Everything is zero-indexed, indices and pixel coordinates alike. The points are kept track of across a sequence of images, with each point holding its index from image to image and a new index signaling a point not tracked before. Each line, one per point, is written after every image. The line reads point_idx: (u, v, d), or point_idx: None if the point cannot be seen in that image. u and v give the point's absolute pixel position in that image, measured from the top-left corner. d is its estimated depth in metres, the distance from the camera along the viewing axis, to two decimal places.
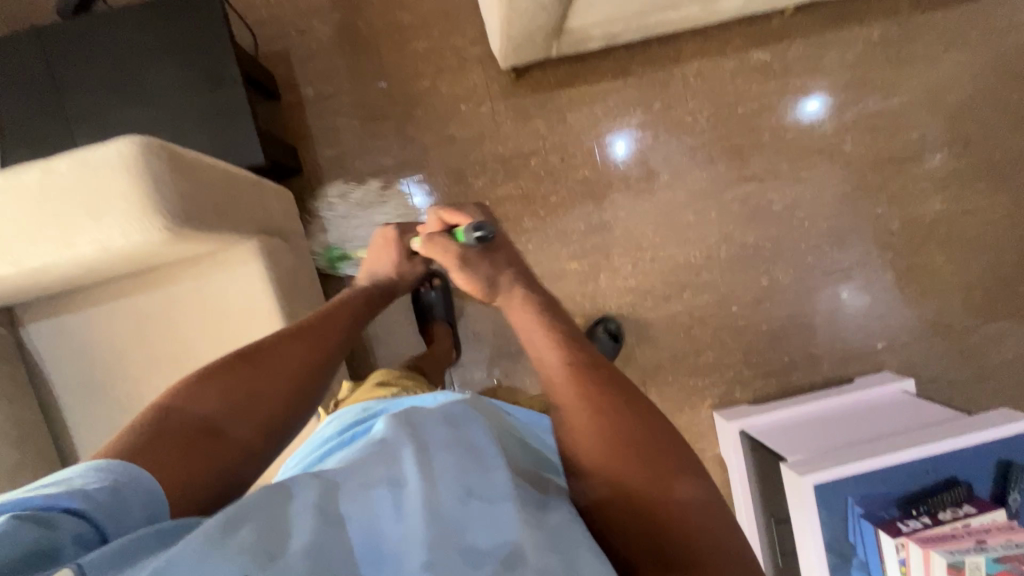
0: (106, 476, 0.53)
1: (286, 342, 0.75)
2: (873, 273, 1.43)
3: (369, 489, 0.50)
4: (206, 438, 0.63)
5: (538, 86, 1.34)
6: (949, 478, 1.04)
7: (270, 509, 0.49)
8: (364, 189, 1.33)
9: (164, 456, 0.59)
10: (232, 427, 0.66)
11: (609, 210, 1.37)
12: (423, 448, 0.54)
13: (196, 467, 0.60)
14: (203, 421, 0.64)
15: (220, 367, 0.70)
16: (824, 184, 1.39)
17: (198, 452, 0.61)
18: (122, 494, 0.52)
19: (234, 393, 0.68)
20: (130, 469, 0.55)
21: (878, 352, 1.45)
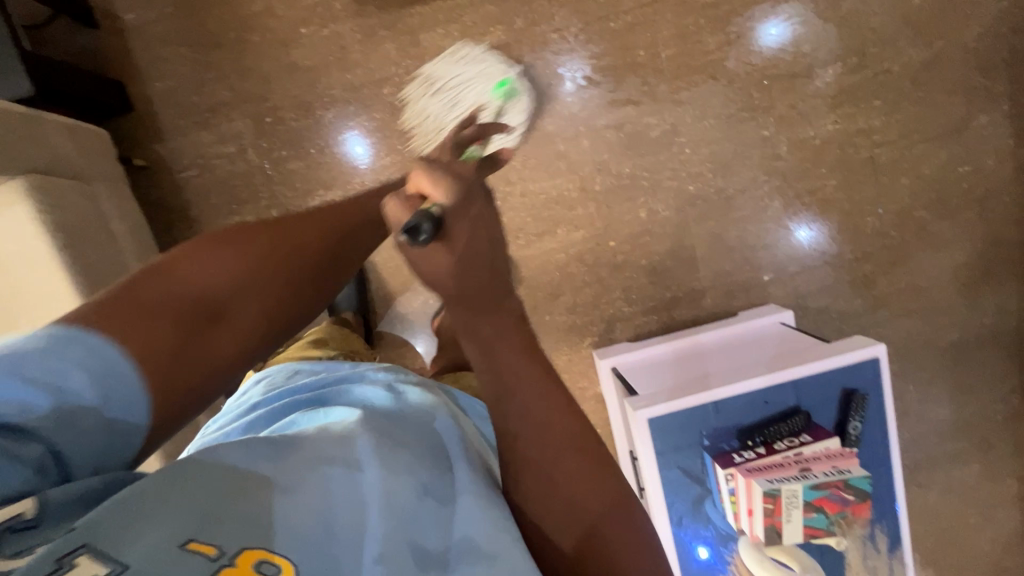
0: (79, 367, 0.47)
1: (296, 230, 0.65)
2: (760, 201, 1.36)
3: (322, 465, 0.47)
4: (197, 329, 0.57)
5: (385, 4, 1.22)
6: (790, 408, 1.02)
7: (221, 474, 0.44)
8: (204, 126, 1.24)
9: (155, 340, 0.53)
10: (229, 316, 0.60)
11: (472, 141, 1.27)
12: (385, 433, 0.53)
13: (179, 356, 0.55)
14: (197, 299, 0.58)
15: (230, 245, 0.62)
16: (705, 106, 1.30)
17: (188, 340, 0.55)
18: (98, 408, 0.47)
19: (245, 280, 0.61)
20: (112, 356, 0.49)
21: (765, 284, 1.40)
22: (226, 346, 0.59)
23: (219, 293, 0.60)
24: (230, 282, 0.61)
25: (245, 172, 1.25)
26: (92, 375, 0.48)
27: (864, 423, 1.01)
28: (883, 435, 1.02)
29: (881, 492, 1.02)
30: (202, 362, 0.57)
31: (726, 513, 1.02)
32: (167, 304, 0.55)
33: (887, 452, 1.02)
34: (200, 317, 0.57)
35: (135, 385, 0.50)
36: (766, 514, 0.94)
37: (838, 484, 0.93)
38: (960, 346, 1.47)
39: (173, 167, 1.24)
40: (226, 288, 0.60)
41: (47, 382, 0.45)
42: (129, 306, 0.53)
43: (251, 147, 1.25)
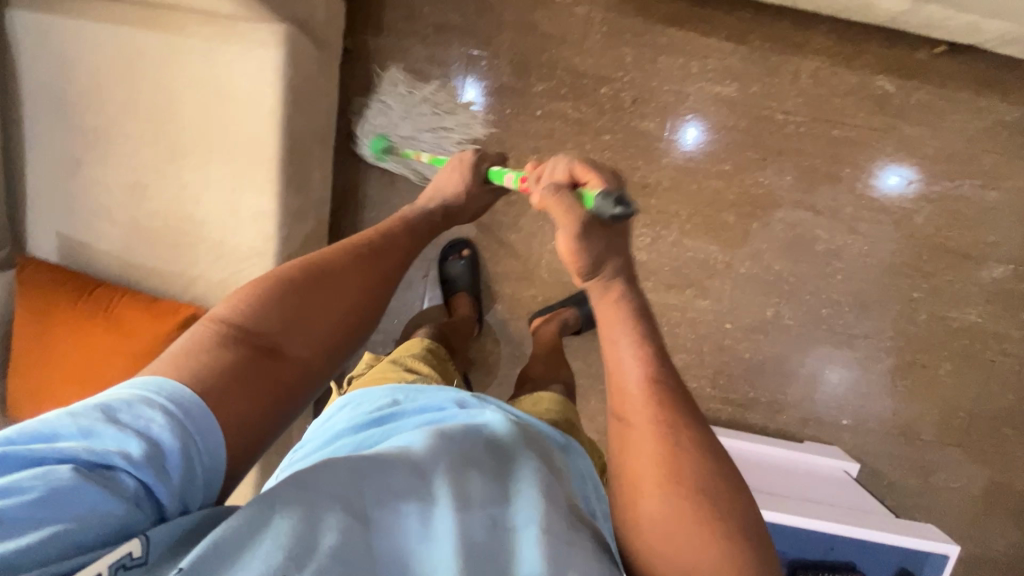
0: (163, 402, 0.48)
1: (343, 262, 0.66)
2: (875, 352, 1.36)
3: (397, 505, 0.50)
4: (256, 366, 0.56)
5: (644, 11, 1.20)
6: (845, 562, 1.03)
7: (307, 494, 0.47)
8: (421, 40, 1.21)
9: (223, 385, 0.53)
10: (290, 348, 0.59)
11: (653, 173, 1.26)
12: (450, 463, 0.54)
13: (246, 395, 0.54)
14: (249, 339, 0.57)
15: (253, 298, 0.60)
16: (875, 244, 1.30)
17: (254, 379, 0.55)
18: (187, 446, 0.47)
19: (290, 318, 0.60)
20: (196, 411, 0.50)
21: (840, 427, 1.40)
22: (292, 375, 0.59)
23: (276, 328, 0.59)
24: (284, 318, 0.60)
25: (436, 98, 1.23)
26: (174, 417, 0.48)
27: None
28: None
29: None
30: (270, 386, 0.57)
31: None
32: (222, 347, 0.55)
33: None
34: (260, 357, 0.57)
35: (212, 435, 0.50)
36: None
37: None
38: (979, 566, 1.48)
39: (373, 62, 1.22)
40: (271, 322, 0.59)
41: (126, 427, 0.45)
42: (202, 355, 0.54)
43: (454, 80, 1.22)
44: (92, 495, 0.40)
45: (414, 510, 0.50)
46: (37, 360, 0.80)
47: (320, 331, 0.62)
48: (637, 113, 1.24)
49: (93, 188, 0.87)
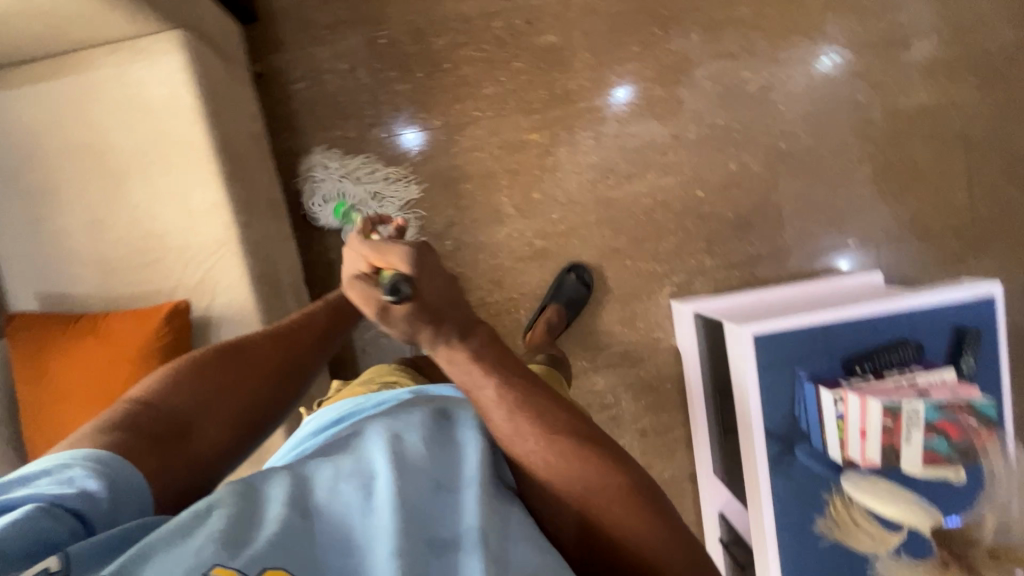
0: (94, 471, 0.53)
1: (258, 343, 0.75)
2: (848, 165, 1.36)
3: (335, 485, 0.51)
4: (171, 443, 0.63)
5: None
6: (898, 339, 0.99)
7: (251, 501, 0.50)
8: (322, 42, 1.29)
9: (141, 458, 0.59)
10: (200, 431, 0.66)
11: (572, 80, 1.32)
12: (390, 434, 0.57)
13: (165, 470, 0.60)
14: (166, 417, 0.64)
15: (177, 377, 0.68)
16: (801, 65, 1.33)
17: (161, 449, 0.61)
18: (113, 486, 0.54)
19: (200, 394, 0.68)
20: (114, 469, 0.55)
21: (850, 250, 1.38)
22: (202, 451, 0.65)
23: (193, 408, 0.66)
24: (200, 396, 0.67)
25: (352, 89, 1.30)
26: (104, 471, 0.54)
27: (976, 361, 0.97)
28: (990, 368, 0.99)
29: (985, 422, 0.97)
30: (190, 462, 0.64)
31: (829, 446, 0.96)
32: (143, 423, 0.62)
33: (999, 390, 0.98)
34: (173, 436, 0.63)
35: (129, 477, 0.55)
36: (882, 432, 0.88)
37: (961, 407, 0.87)
38: None
39: (286, 79, 1.29)
40: (188, 403, 0.66)
41: (56, 480, 0.52)
42: (128, 438, 0.60)
43: (362, 66, 1.30)
44: (32, 530, 0.45)
45: (356, 490, 0.51)
46: (50, 397, 0.83)
47: (236, 402, 0.70)
48: (535, 34, 1.30)
49: (57, 238, 0.91)
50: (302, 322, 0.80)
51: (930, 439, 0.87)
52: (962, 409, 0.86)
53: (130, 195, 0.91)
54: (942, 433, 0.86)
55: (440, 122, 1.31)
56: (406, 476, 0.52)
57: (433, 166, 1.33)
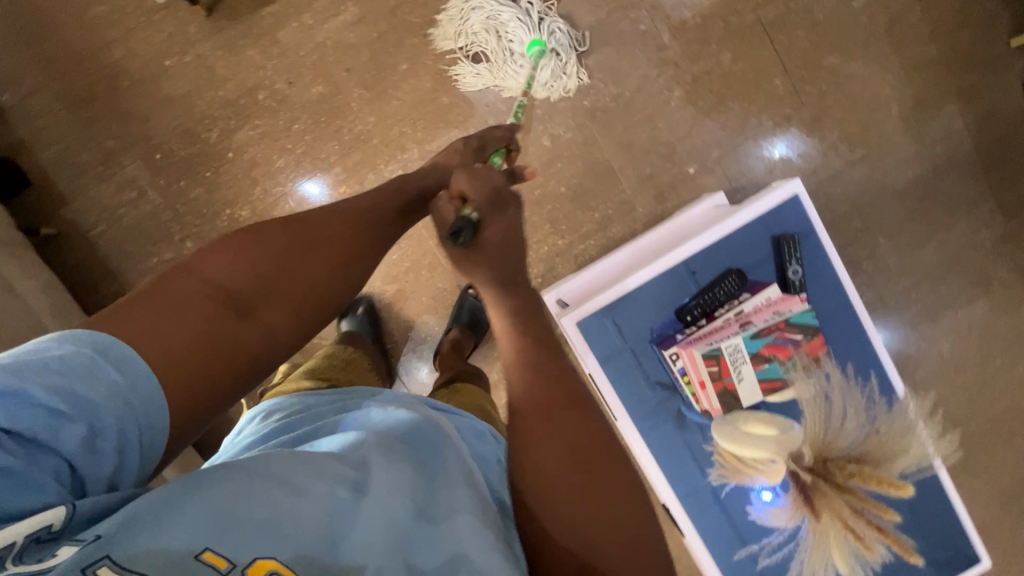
0: (116, 395, 0.48)
1: (316, 224, 0.73)
2: (658, 97, 1.32)
3: (331, 486, 0.49)
4: (227, 316, 0.61)
5: (237, 13, 1.24)
6: (722, 272, 0.95)
7: (243, 477, 0.46)
8: (102, 179, 1.26)
9: (185, 336, 0.56)
10: (259, 306, 0.65)
11: (356, 119, 1.27)
12: (391, 454, 0.56)
13: (211, 344, 0.59)
14: (224, 293, 0.63)
15: (241, 252, 0.67)
16: (572, 19, 1.29)
17: (218, 321, 0.60)
18: (127, 411, 0.48)
19: (261, 274, 0.66)
20: (131, 364, 0.50)
21: (693, 176, 1.34)
22: (260, 330, 0.64)
23: (253, 287, 0.65)
24: (260, 275, 0.66)
25: (150, 212, 1.27)
26: (124, 393, 0.48)
27: (803, 265, 0.95)
28: (821, 264, 0.97)
29: (832, 326, 0.95)
30: (244, 342, 0.62)
31: (686, 400, 0.94)
32: (203, 308, 0.60)
33: (836, 284, 0.96)
34: (233, 311, 0.62)
35: (151, 374, 0.51)
36: (715, 379, 0.89)
37: (779, 325, 0.90)
38: (924, 186, 1.37)
39: (82, 228, 1.26)
40: (250, 280, 0.65)
41: (68, 386, 0.45)
42: (159, 305, 0.57)
43: (149, 187, 1.26)
44: (9, 480, 0.39)
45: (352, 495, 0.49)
46: None
47: (292, 292, 0.68)
48: (303, 91, 1.26)
49: None
50: (365, 216, 0.78)
51: (762, 368, 0.89)
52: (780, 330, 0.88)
53: None
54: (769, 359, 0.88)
55: (247, 210, 1.28)
56: (399, 494, 0.51)
57: None
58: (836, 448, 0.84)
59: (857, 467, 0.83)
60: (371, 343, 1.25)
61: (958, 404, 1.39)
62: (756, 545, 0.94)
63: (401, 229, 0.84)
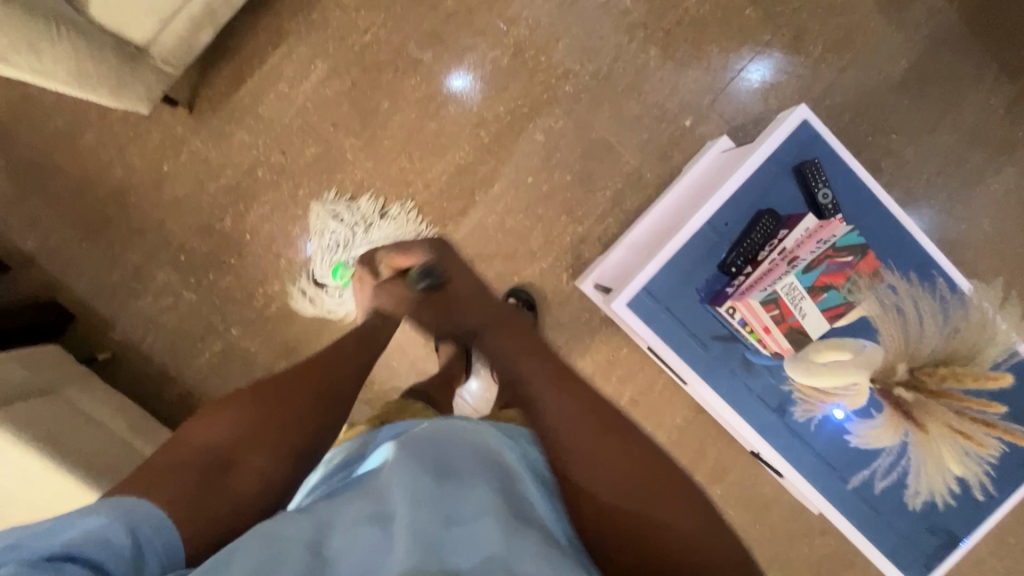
0: (123, 521, 0.50)
1: (257, 385, 0.73)
2: (636, 62, 1.31)
3: (357, 528, 0.53)
4: (212, 480, 0.60)
5: (216, 101, 1.26)
6: (753, 215, 0.95)
7: (272, 544, 0.51)
8: (137, 293, 1.30)
9: (184, 497, 0.57)
10: (242, 464, 0.64)
11: (355, 169, 1.30)
12: (403, 472, 0.59)
13: (205, 503, 0.58)
14: (210, 459, 0.63)
15: (224, 415, 0.67)
16: (533, 11, 1.29)
17: (207, 488, 0.59)
18: (141, 541, 0.50)
19: (244, 430, 0.67)
20: (142, 519, 0.52)
21: (691, 129, 1.33)
22: (250, 485, 0.62)
23: (235, 446, 0.65)
24: (239, 434, 0.66)
25: (189, 312, 1.31)
26: (135, 535, 0.50)
27: (831, 186, 0.95)
28: (848, 181, 0.96)
29: (878, 237, 0.95)
30: (233, 498, 0.60)
31: (751, 347, 0.95)
32: (189, 473, 0.60)
33: (868, 195, 0.96)
34: (213, 471, 0.61)
35: (161, 519, 0.53)
36: (778, 322, 0.89)
37: (828, 252, 0.89)
38: (923, 72, 1.35)
39: (133, 344, 1.31)
40: (234, 441, 0.65)
41: (90, 537, 0.46)
42: (158, 481, 0.58)
43: (183, 289, 1.30)
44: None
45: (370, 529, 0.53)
46: None
47: (273, 444, 0.67)
48: (299, 156, 1.29)
49: None
50: (312, 361, 0.80)
51: (822, 298, 0.89)
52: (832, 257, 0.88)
53: None
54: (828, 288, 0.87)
55: (278, 284, 1.31)
56: (422, 511, 0.54)
57: (301, 322, 1.32)
58: (922, 357, 0.93)
59: (947, 369, 0.92)
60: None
61: (1013, 274, 1.37)
62: (869, 470, 0.94)
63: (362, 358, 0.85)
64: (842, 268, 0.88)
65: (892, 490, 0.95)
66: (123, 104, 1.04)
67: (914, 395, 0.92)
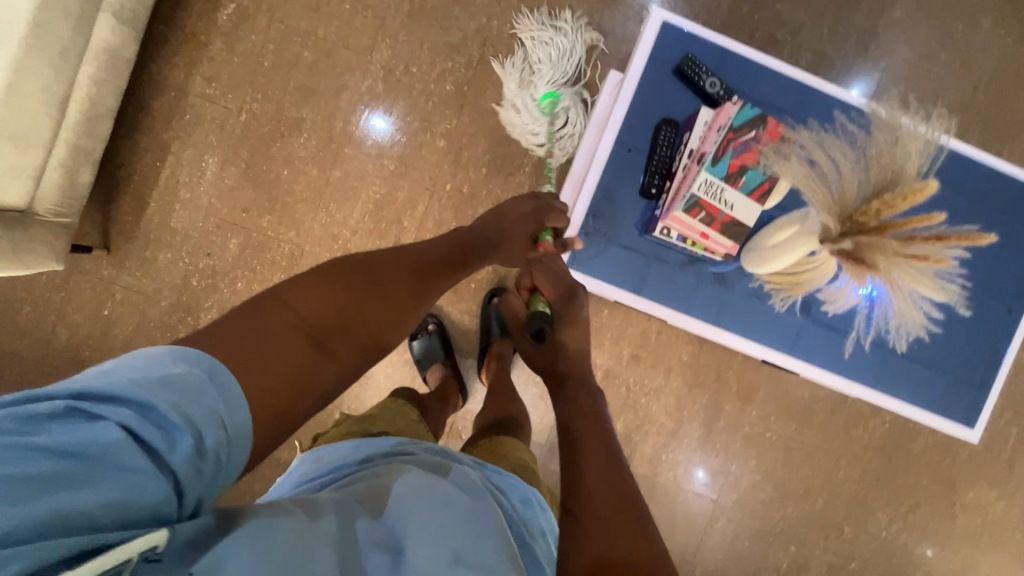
0: (220, 414, 0.45)
1: (364, 268, 0.68)
2: (501, 34, 1.30)
3: (375, 550, 0.50)
4: (312, 357, 0.57)
5: (128, 232, 1.27)
6: (653, 131, 0.95)
7: (301, 536, 0.47)
8: None
9: (268, 384, 0.51)
10: (338, 342, 0.61)
11: (281, 243, 1.29)
12: (433, 508, 0.56)
13: (270, 387, 0.51)
14: (311, 326, 0.59)
15: (325, 283, 0.63)
16: (386, 28, 1.29)
17: (296, 376, 0.54)
18: (225, 434, 0.45)
19: (348, 304, 0.64)
20: (241, 409, 0.47)
21: (580, 79, 1.31)
22: (334, 375, 0.59)
23: (331, 317, 0.61)
24: (335, 308, 0.62)
25: None
26: (223, 416, 0.45)
27: (714, 72, 0.93)
28: (729, 60, 0.95)
29: (771, 103, 0.95)
30: (320, 378, 0.57)
31: (704, 258, 0.95)
32: (284, 338, 0.55)
33: (752, 67, 0.95)
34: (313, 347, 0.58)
35: (247, 419, 0.48)
36: (710, 224, 0.87)
37: (729, 136, 0.85)
38: None
39: None
40: (338, 317, 0.62)
41: (189, 404, 0.42)
42: (236, 343, 0.51)
43: None
44: (135, 480, 0.39)
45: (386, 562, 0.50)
46: None
47: (364, 330, 0.64)
48: (223, 252, 1.29)
49: None
50: (385, 253, 0.73)
51: (744, 181, 0.86)
52: (733, 138, 0.85)
53: None
54: (743, 169, 0.85)
55: None
56: (435, 541, 0.52)
57: None
58: (850, 200, 0.88)
59: (879, 202, 0.86)
60: (444, 354, 1.29)
61: (948, 90, 1.33)
62: (851, 336, 0.97)
63: (431, 274, 0.76)
64: (748, 143, 0.85)
65: (877, 346, 0.99)
66: (30, 267, 1.02)
67: (853, 241, 0.86)
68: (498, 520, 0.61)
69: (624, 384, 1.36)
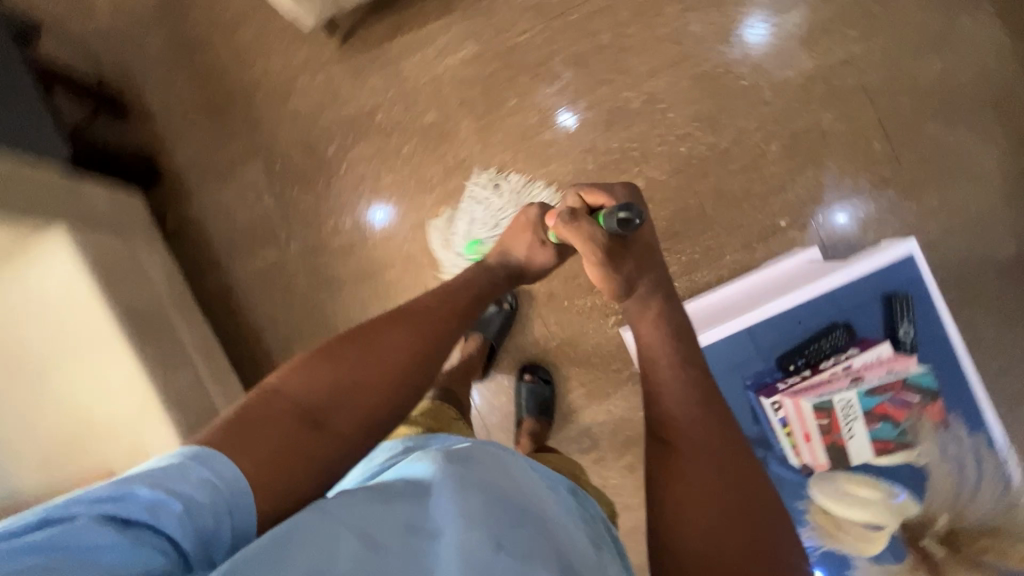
0: (201, 481, 0.53)
1: (347, 346, 0.75)
2: (754, 149, 1.34)
3: (409, 533, 0.52)
4: (311, 433, 0.65)
5: (367, 43, 1.36)
6: (827, 324, 0.96)
7: (328, 528, 0.51)
8: (224, 181, 1.37)
9: (270, 457, 0.60)
10: (333, 417, 0.68)
11: (461, 146, 1.35)
12: (461, 490, 0.56)
13: (266, 443, 0.61)
14: (306, 406, 0.67)
15: (321, 364, 0.71)
16: (677, 70, 1.35)
17: (296, 446, 0.63)
18: (199, 495, 0.53)
19: (343, 386, 0.70)
20: (223, 466, 0.56)
21: (784, 231, 1.34)
22: (335, 445, 0.66)
23: (328, 397, 0.69)
24: (333, 386, 0.70)
25: (263, 215, 1.37)
26: (208, 483, 0.54)
27: (916, 325, 0.94)
28: (936, 326, 0.95)
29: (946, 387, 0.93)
30: (319, 450, 0.65)
31: (785, 454, 0.96)
32: (276, 415, 0.64)
33: (951, 348, 0.94)
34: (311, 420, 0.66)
35: (246, 489, 0.57)
36: (823, 434, 0.93)
37: (894, 385, 0.91)
38: None
39: (202, 224, 1.38)
40: (329, 396, 0.69)
41: (168, 479, 0.52)
42: (249, 430, 0.62)
43: (265, 191, 1.37)
44: (120, 549, 0.46)
45: (420, 543, 0.51)
46: None
47: (367, 401, 0.71)
48: (415, 115, 1.36)
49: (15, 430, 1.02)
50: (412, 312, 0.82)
51: (875, 426, 0.91)
52: (897, 390, 0.90)
53: (51, 388, 1.01)
54: (883, 418, 0.91)
55: (350, 221, 1.36)
56: (465, 524, 0.52)
57: (357, 263, 1.36)
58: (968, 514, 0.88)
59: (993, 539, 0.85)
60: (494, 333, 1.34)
61: None
62: None
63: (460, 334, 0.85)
64: (901, 402, 0.91)
65: None
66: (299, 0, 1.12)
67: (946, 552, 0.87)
68: (543, 503, 0.60)
69: (602, 479, 1.36)
